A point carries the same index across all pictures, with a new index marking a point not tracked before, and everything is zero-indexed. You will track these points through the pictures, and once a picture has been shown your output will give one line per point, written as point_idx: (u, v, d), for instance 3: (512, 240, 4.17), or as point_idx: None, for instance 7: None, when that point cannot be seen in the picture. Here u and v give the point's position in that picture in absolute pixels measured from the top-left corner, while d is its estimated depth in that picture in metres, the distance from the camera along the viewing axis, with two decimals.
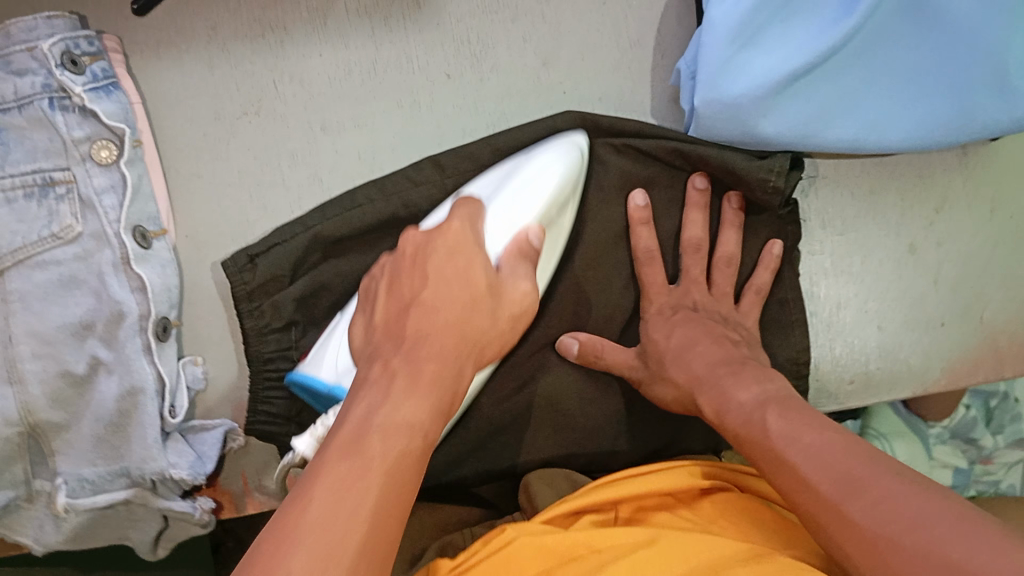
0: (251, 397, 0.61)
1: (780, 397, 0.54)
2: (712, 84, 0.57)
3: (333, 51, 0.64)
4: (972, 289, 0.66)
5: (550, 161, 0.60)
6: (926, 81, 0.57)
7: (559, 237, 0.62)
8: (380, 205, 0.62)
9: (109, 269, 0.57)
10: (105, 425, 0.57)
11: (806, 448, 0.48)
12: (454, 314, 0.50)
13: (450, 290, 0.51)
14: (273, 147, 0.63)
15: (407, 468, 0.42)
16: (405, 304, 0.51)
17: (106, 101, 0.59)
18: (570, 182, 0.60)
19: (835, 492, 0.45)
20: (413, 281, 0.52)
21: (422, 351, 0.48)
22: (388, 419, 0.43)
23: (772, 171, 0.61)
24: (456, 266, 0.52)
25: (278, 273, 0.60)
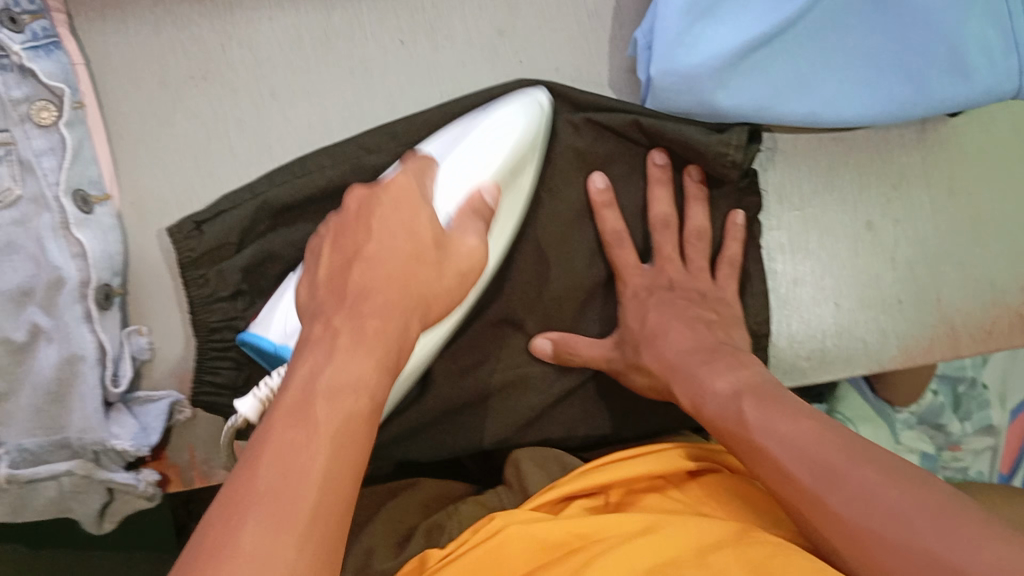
0: (195, 367, 0.60)
1: (754, 381, 0.54)
2: (670, 54, 0.59)
3: (284, 16, 0.62)
4: (931, 269, 0.65)
5: (506, 120, 0.59)
6: (880, 59, 0.60)
7: (519, 197, 0.60)
8: (331, 175, 0.60)
9: (48, 233, 0.55)
10: (45, 394, 0.56)
11: (784, 441, 0.48)
12: (399, 272, 0.47)
13: (390, 251, 0.48)
14: (220, 114, 0.62)
15: (356, 432, 0.40)
16: (349, 259, 0.48)
17: (45, 60, 0.56)
18: (529, 139, 0.59)
19: (816, 486, 0.46)
20: (355, 236, 0.49)
21: (365, 308, 0.45)
22: (332, 380, 0.41)
23: (730, 144, 0.60)
24: (401, 219, 0.50)
25: (225, 241, 0.58)
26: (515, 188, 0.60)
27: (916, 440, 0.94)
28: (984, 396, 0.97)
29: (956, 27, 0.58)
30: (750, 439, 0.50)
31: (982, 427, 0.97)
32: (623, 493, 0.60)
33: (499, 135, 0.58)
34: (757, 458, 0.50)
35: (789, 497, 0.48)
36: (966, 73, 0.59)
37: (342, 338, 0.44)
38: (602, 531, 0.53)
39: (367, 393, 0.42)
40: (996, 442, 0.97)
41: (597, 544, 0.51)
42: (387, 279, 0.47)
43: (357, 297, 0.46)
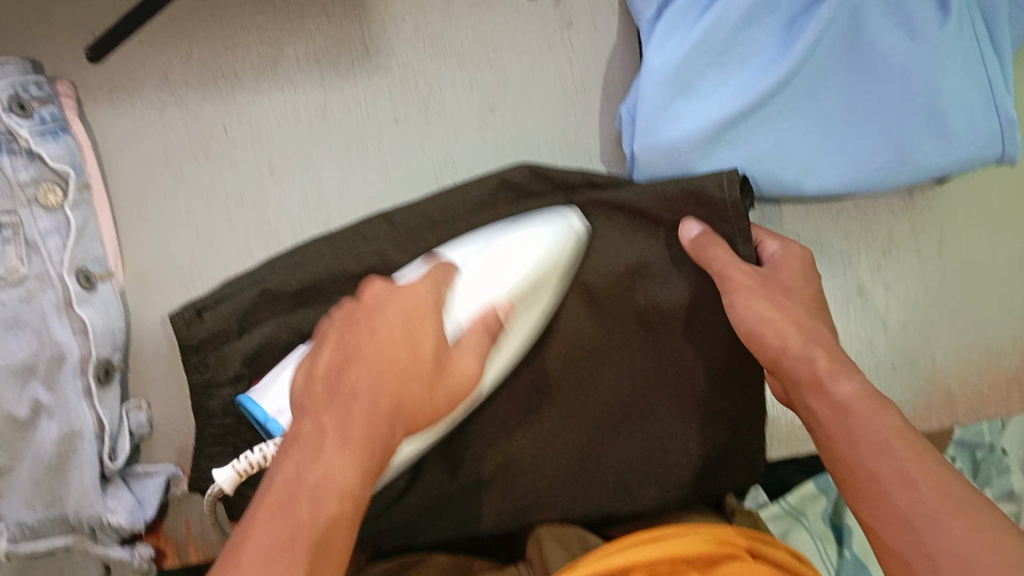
0: (195, 450, 0.60)
1: (884, 405, 0.46)
2: (650, 131, 0.61)
3: (282, 95, 0.64)
4: (923, 332, 0.65)
5: (537, 240, 0.58)
6: (859, 127, 0.61)
7: (533, 316, 0.59)
8: (331, 260, 0.60)
9: (51, 311, 0.57)
10: (45, 468, 0.57)
11: (908, 487, 0.40)
12: (390, 379, 0.45)
13: (384, 366, 0.45)
14: (220, 191, 0.64)
15: (339, 532, 0.39)
16: (349, 361, 0.46)
17: (53, 144, 0.58)
18: (547, 266, 0.58)
19: (913, 518, 0.39)
20: (363, 336, 0.47)
21: (352, 407, 0.43)
22: (317, 483, 0.40)
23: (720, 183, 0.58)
24: (410, 328, 0.48)
25: (224, 325, 0.59)
26: (531, 304, 0.58)
27: None
28: None
29: (935, 93, 0.59)
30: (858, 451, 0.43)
31: None
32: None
33: (527, 253, 0.57)
34: (861, 464, 0.43)
35: (858, 489, 0.43)
36: (947, 138, 0.60)
37: (327, 440, 0.41)
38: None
39: (347, 491, 0.40)
40: None
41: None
42: (377, 375, 0.44)
43: (347, 398, 0.43)
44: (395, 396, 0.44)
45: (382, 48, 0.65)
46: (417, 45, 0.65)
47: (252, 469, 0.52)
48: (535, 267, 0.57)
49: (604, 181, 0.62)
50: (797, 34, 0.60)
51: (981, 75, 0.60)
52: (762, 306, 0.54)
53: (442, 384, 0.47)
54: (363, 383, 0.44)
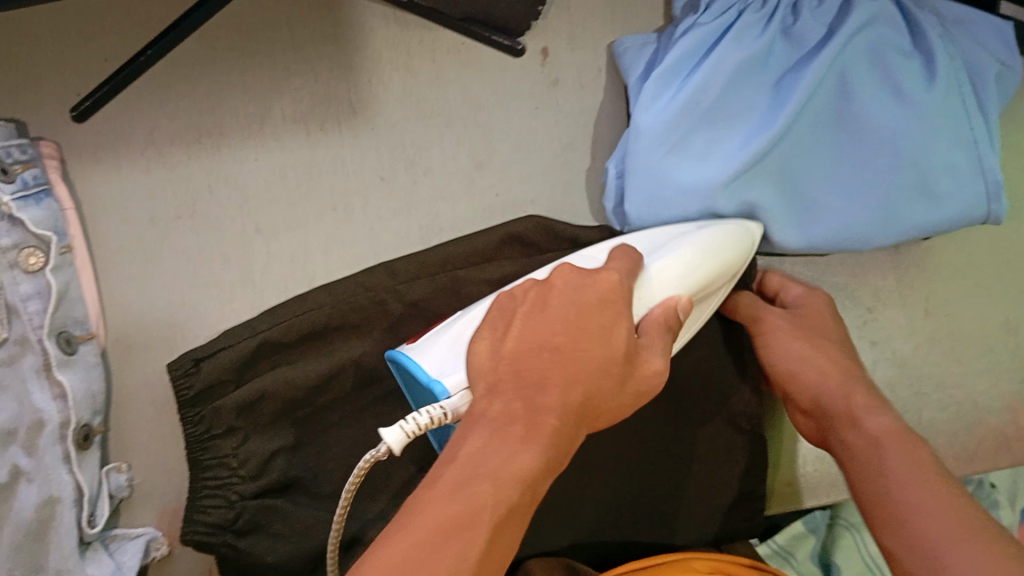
0: (187, 504, 0.56)
1: (911, 439, 0.47)
2: (639, 188, 0.61)
3: (267, 155, 0.65)
4: (911, 391, 0.65)
5: (724, 234, 0.57)
6: (850, 185, 0.61)
7: (701, 314, 0.57)
8: (330, 310, 0.59)
9: (32, 376, 0.57)
10: (24, 532, 0.55)
11: (923, 517, 0.43)
12: (582, 377, 0.43)
13: (581, 359, 0.43)
14: (206, 250, 0.64)
15: (513, 525, 0.39)
16: (539, 345, 0.44)
17: (34, 208, 0.58)
18: (734, 262, 0.57)
19: (931, 549, 0.42)
20: (548, 322, 0.45)
21: (538, 399, 0.42)
22: (495, 469, 0.39)
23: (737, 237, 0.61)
24: (604, 323, 0.45)
25: (224, 377, 0.57)
26: (708, 301, 0.57)
27: None
28: None
29: (921, 154, 0.60)
30: (884, 482, 0.46)
31: None
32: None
33: (704, 252, 0.55)
34: (877, 497, 0.46)
35: (874, 518, 0.46)
36: (934, 199, 0.61)
37: (517, 427, 0.41)
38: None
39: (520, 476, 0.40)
40: None
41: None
42: (563, 368, 0.43)
43: (537, 388, 0.42)
44: (583, 392, 0.43)
45: (369, 107, 0.65)
46: (404, 103, 0.66)
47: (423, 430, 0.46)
48: (714, 265, 0.55)
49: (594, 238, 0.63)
50: (785, 93, 0.60)
51: (967, 138, 0.60)
52: (800, 346, 0.56)
53: (630, 382, 0.45)
54: (555, 375, 0.43)
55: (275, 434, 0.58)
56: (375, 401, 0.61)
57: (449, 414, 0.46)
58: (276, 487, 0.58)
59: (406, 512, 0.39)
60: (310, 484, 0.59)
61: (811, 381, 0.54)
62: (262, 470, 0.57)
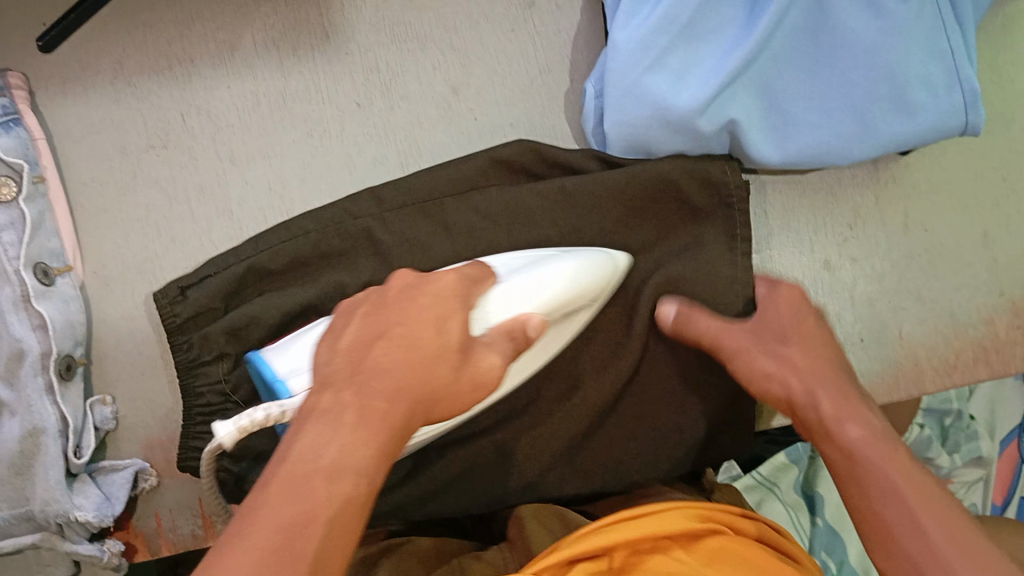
0: (183, 432, 0.59)
1: (892, 445, 0.49)
2: (618, 107, 0.61)
3: (241, 82, 0.63)
4: (890, 306, 0.66)
5: (585, 262, 0.55)
6: (829, 101, 0.61)
7: (567, 330, 0.57)
8: (314, 237, 0.58)
9: (9, 306, 0.56)
10: (8, 467, 0.56)
11: (920, 532, 0.45)
12: (417, 359, 0.43)
13: (413, 346, 0.43)
14: (180, 181, 0.63)
15: (350, 516, 0.37)
16: (372, 338, 0.45)
17: (4, 136, 0.58)
18: (591, 292, 0.55)
19: (920, 560, 0.44)
20: (393, 314, 0.46)
21: (369, 382, 0.42)
22: (331, 462, 0.38)
23: (724, 171, 0.60)
24: (435, 316, 0.46)
25: (211, 305, 0.57)
26: (566, 324, 0.57)
27: None
28: (971, 428, 0.94)
29: (897, 66, 0.60)
30: (866, 494, 0.48)
31: (972, 459, 0.94)
32: (625, 555, 0.53)
33: (557, 275, 0.53)
34: (872, 509, 0.47)
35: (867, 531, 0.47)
36: (911, 113, 0.61)
37: (347, 416, 0.40)
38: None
39: (360, 472, 0.38)
40: (986, 473, 0.95)
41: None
42: (402, 360, 0.43)
43: (369, 377, 0.42)
44: (426, 383, 0.43)
45: (342, 33, 0.64)
46: (379, 29, 0.64)
47: (255, 427, 0.47)
48: (573, 288, 0.54)
49: (586, 161, 0.62)
50: (761, 8, 0.60)
51: (944, 49, 0.60)
52: (764, 362, 0.56)
53: (464, 375, 0.44)
54: (384, 358, 0.43)
55: None
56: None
57: (289, 412, 0.48)
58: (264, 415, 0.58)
59: (237, 524, 0.36)
60: None
61: (788, 387, 0.55)
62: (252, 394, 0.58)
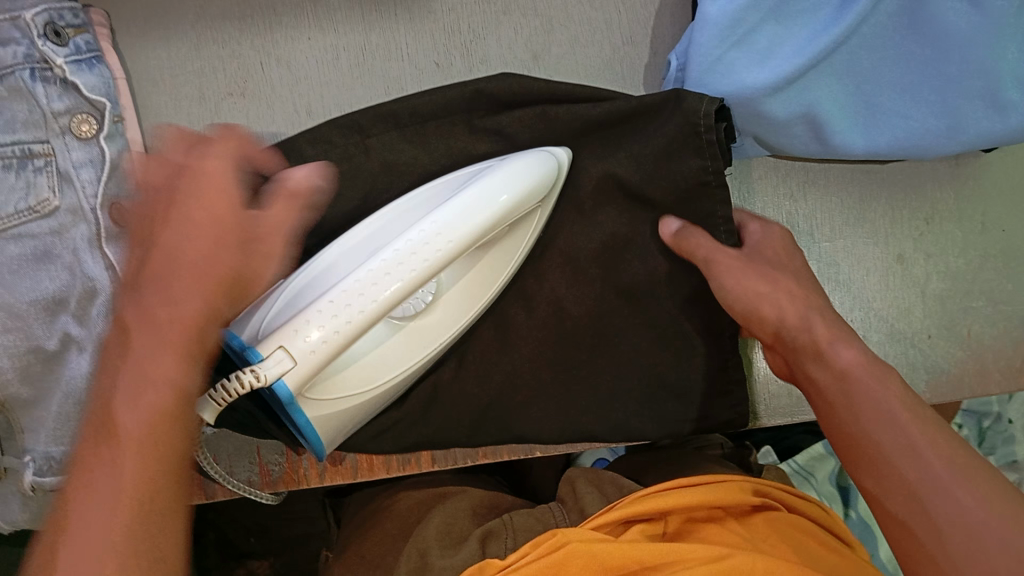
0: None
1: (885, 368, 0.50)
2: (698, 82, 0.60)
3: (322, 34, 0.63)
4: (961, 305, 0.64)
5: (529, 163, 0.54)
6: (916, 92, 0.60)
7: (504, 256, 0.58)
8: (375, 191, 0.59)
9: (84, 245, 0.56)
10: (74, 402, 0.57)
11: (921, 460, 0.45)
12: (199, 236, 0.42)
13: (212, 220, 0.43)
14: (255, 130, 0.63)
15: (168, 434, 0.40)
16: (146, 246, 0.44)
17: (87, 74, 0.57)
18: (540, 192, 0.55)
19: (921, 488, 0.44)
20: (156, 217, 0.44)
21: (160, 289, 0.42)
22: (138, 376, 0.40)
23: (699, 118, 0.57)
24: (197, 206, 0.43)
25: None
26: (508, 245, 0.58)
27: None
28: (1009, 432, 0.94)
29: (993, 62, 0.58)
30: (858, 416, 0.48)
31: (1006, 464, 0.93)
32: (680, 521, 0.56)
33: (508, 186, 0.52)
34: (861, 429, 0.48)
35: (863, 455, 0.47)
36: (1003, 110, 0.59)
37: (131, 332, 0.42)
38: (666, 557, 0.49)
39: (177, 384, 0.40)
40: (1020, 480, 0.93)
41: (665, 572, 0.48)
42: (189, 259, 0.42)
43: (155, 282, 0.42)
44: (214, 278, 0.42)
45: None
46: None
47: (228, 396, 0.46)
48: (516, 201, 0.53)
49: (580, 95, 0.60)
50: None
51: None
52: (756, 283, 0.57)
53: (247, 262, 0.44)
54: (163, 263, 0.42)
55: None
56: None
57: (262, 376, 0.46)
58: None
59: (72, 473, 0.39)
60: None
61: (778, 308, 0.56)
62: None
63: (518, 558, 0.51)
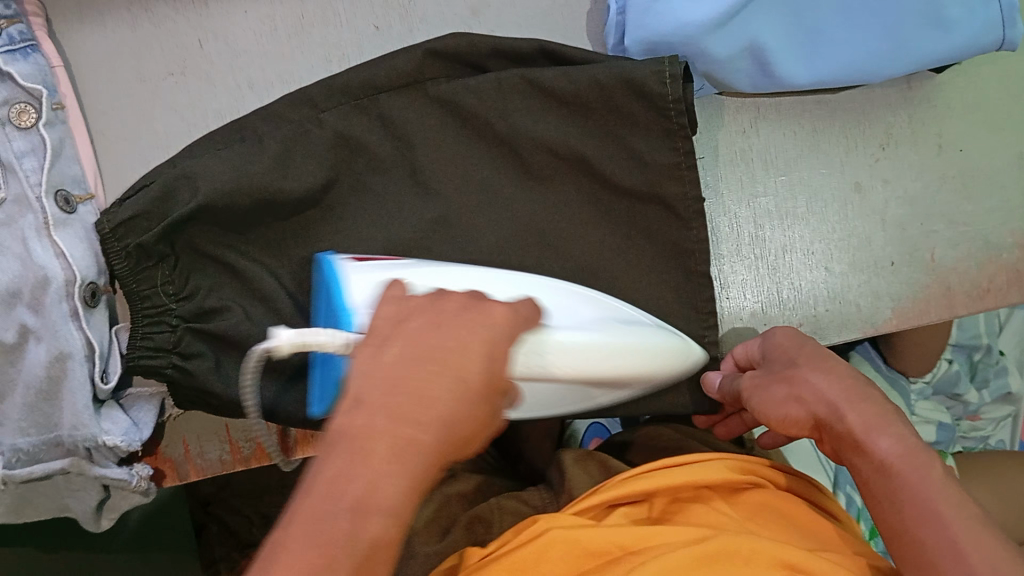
0: (132, 329, 0.59)
1: (928, 456, 0.46)
2: (639, 23, 0.59)
3: (257, 5, 0.62)
4: (922, 228, 0.64)
5: (671, 345, 0.56)
6: (861, 13, 0.59)
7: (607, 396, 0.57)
8: (320, 156, 0.59)
9: (32, 233, 0.55)
10: (35, 392, 0.56)
11: (960, 560, 0.42)
12: (434, 392, 0.36)
13: (446, 379, 0.37)
14: (197, 106, 0.62)
15: (378, 560, 0.34)
16: (408, 358, 0.37)
17: (22, 63, 0.57)
18: (666, 372, 0.56)
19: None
20: (419, 338, 0.38)
21: (385, 411, 0.35)
22: (363, 501, 0.34)
23: (659, 72, 0.57)
24: (461, 342, 0.38)
25: (145, 214, 0.57)
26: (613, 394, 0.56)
27: (931, 412, 0.88)
28: (1001, 363, 0.92)
29: None
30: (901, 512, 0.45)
31: (999, 396, 0.92)
32: (666, 502, 0.56)
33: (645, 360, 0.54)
34: (904, 526, 0.45)
35: (900, 541, 0.45)
36: (946, 26, 0.59)
37: (371, 450, 0.34)
38: (645, 543, 0.49)
39: (394, 513, 0.35)
40: (1014, 409, 0.93)
41: (641, 555, 0.48)
42: (422, 393, 0.36)
43: (381, 399, 0.36)
44: (450, 433, 0.36)
45: None
46: None
47: (273, 361, 0.48)
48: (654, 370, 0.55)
49: (530, 51, 0.60)
50: None
51: None
52: (778, 387, 0.52)
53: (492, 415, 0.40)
54: (414, 391, 0.36)
55: (208, 264, 0.60)
56: (348, 236, 0.60)
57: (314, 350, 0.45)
58: (202, 312, 0.59)
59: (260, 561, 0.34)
60: (239, 318, 0.59)
61: (808, 406, 0.50)
62: (186, 291, 0.59)
63: (503, 546, 0.51)
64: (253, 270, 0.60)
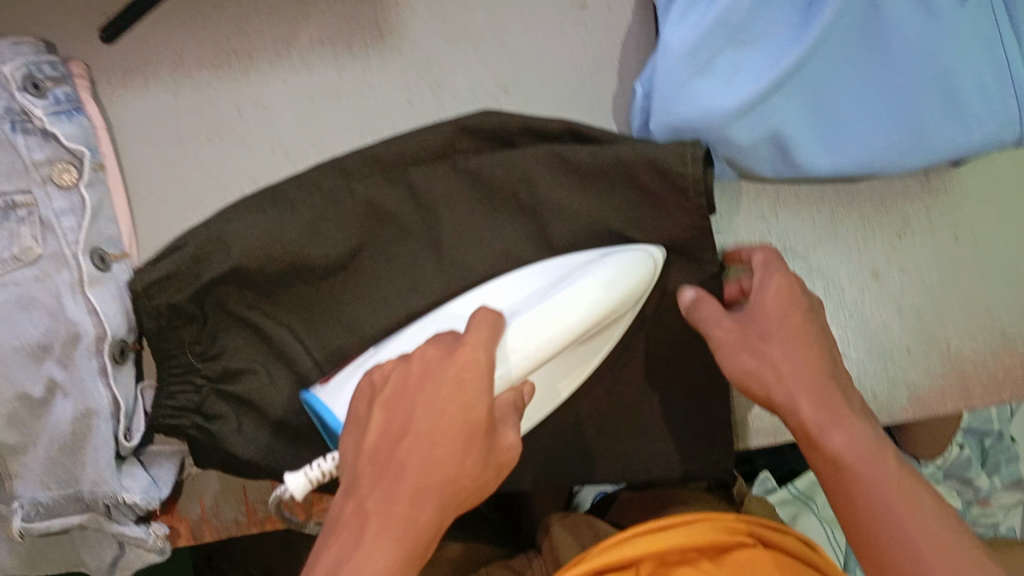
0: (159, 387, 0.60)
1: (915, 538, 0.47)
2: (665, 108, 0.60)
3: (295, 76, 0.64)
4: (938, 316, 0.65)
5: (628, 263, 0.56)
6: (881, 106, 0.61)
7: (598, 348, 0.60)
8: (350, 226, 0.60)
9: (67, 290, 0.56)
10: (59, 446, 0.57)
11: None
12: (433, 467, 0.45)
13: (433, 444, 0.46)
14: (232, 170, 0.64)
15: None
16: (396, 435, 0.47)
17: (66, 124, 0.58)
18: (637, 291, 0.57)
19: None
20: (402, 406, 0.48)
21: (388, 487, 0.45)
22: (366, 563, 0.43)
23: (684, 158, 0.57)
24: (442, 402, 0.47)
25: (179, 275, 0.58)
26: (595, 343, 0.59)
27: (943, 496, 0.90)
28: (1012, 450, 0.92)
29: (953, 73, 0.59)
30: None
31: (1012, 482, 0.92)
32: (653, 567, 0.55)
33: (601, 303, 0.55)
34: None
35: None
36: (964, 118, 0.60)
37: (370, 522, 0.44)
38: None
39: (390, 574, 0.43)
40: None
41: None
42: (417, 464, 0.46)
43: (392, 476, 0.45)
44: (443, 489, 0.45)
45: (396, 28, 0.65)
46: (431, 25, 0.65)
47: (325, 476, 0.52)
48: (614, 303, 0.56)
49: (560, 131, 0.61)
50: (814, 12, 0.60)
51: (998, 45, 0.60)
52: None
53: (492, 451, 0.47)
54: (408, 458, 0.46)
55: (236, 326, 0.61)
56: (375, 303, 0.61)
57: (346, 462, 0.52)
58: (228, 372, 0.60)
59: None
60: (264, 378, 0.61)
61: None
62: (213, 351, 0.60)
63: None
64: (280, 334, 0.61)
